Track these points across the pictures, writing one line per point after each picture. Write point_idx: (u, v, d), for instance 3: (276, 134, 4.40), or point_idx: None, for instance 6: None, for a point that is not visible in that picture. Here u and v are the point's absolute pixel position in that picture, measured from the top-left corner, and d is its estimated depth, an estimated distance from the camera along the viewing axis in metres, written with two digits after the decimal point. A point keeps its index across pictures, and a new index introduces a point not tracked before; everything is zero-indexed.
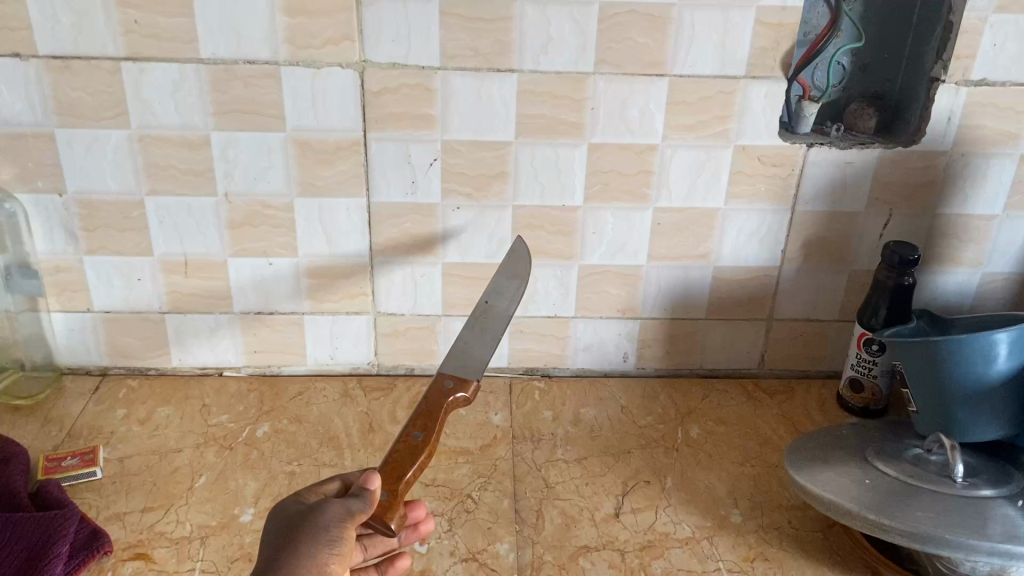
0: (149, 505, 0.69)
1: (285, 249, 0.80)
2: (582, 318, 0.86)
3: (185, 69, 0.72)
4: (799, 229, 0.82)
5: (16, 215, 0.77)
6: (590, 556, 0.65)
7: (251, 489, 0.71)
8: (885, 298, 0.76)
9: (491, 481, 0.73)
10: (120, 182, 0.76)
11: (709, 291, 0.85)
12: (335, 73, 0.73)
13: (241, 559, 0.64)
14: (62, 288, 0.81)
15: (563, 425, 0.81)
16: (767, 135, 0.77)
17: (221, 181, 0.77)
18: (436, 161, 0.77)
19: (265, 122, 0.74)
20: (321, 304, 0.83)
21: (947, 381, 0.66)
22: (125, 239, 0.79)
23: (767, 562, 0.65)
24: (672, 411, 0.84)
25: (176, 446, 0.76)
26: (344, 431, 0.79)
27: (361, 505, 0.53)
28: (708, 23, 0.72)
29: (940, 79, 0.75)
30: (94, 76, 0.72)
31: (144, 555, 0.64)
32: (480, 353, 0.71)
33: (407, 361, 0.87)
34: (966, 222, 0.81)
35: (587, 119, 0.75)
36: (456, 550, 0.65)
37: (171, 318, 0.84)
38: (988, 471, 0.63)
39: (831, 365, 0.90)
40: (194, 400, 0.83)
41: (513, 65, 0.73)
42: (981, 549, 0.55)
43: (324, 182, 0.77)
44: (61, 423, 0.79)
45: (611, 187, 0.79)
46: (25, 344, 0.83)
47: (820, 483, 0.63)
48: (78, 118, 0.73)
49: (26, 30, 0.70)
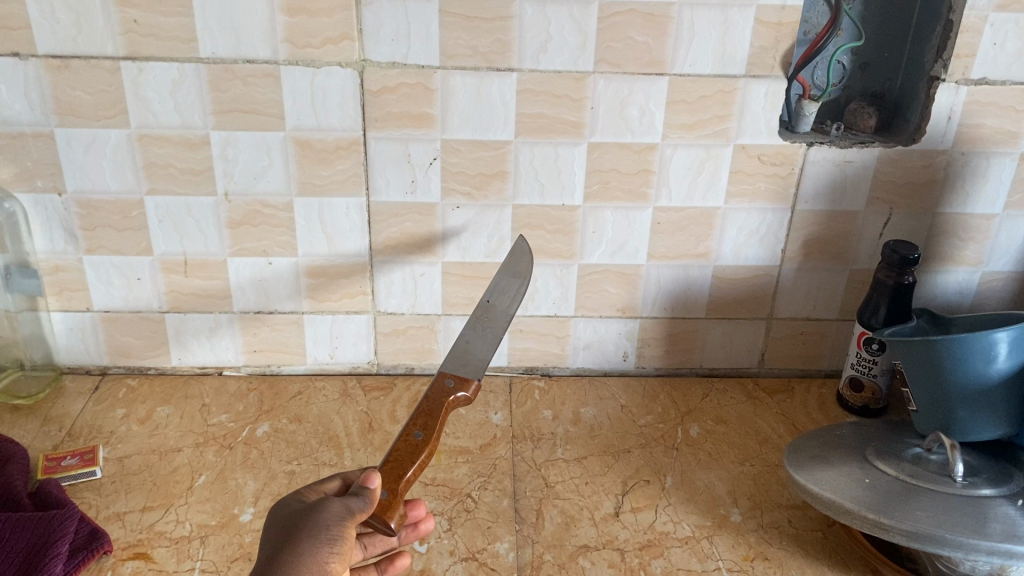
0: (149, 505, 0.69)
1: (285, 248, 0.80)
2: (582, 317, 0.86)
3: (184, 69, 0.72)
4: (799, 228, 0.82)
5: (15, 215, 0.77)
6: (590, 556, 0.65)
7: (250, 489, 0.71)
8: (885, 297, 0.76)
9: (490, 480, 0.73)
10: (120, 181, 0.76)
11: (709, 290, 0.85)
12: (335, 72, 0.72)
13: (241, 558, 0.64)
14: (62, 288, 0.81)
15: (562, 424, 0.81)
16: (767, 134, 0.77)
17: (220, 180, 0.77)
18: (436, 161, 0.77)
19: (264, 121, 0.74)
20: (321, 304, 0.83)
21: (946, 381, 0.66)
22: (124, 238, 0.79)
23: (767, 561, 0.65)
24: (672, 411, 0.84)
25: (176, 446, 0.76)
26: (344, 430, 0.79)
27: (361, 504, 0.53)
28: (708, 22, 0.72)
29: (940, 78, 0.75)
30: (93, 76, 0.72)
31: (144, 554, 0.64)
32: (481, 353, 0.71)
33: (407, 360, 0.87)
34: (966, 222, 0.81)
35: (587, 118, 0.75)
36: (455, 549, 0.65)
37: (171, 317, 0.83)
38: (988, 471, 0.63)
39: (831, 364, 0.90)
40: (193, 399, 0.83)
41: (512, 65, 0.73)
42: (980, 548, 0.55)
43: (324, 181, 0.77)
44: (61, 422, 0.79)
45: (610, 186, 0.79)
46: (25, 344, 0.83)
47: (819, 482, 0.63)
48: (78, 118, 0.73)
49: (25, 29, 0.70)
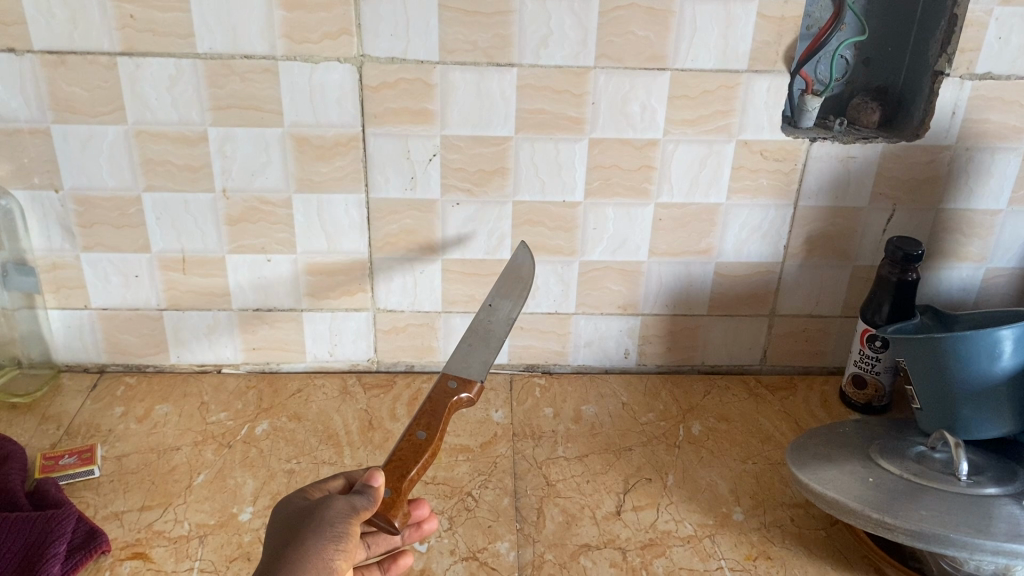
0: (148, 503, 0.69)
1: (284, 246, 0.80)
2: (583, 314, 0.85)
3: (182, 63, 0.71)
4: (802, 224, 0.81)
5: (11, 212, 0.76)
6: (591, 555, 0.65)
7: (250, 488, 0.71)
8: (890, 293, 0.76)
9: (491, 479, 0.73)
10: (117, 178, 0.76)
11: (711, 287, 0.84)
12: (334, 68, 0.72)
13: (240, 558, 0.63)
14: (60, 285, 0.81)
15: (563, 422, 0.81)
16: (770, 129, 0.76)
17: (219, 177, 0.76)
18: (435, 157, 0.76)
19: (262, 117, 0.73)
20: (321, 302, 0.83)
21: (951, 379, 0.65)
22: (122, 235, 0.78)
23: (769, 560, 0.65)
24: (673, 408, 0.83)
25: (175, 444, 0.76)
26: (344, 428, 0.79)
27: (365, 502, 0.52)
28: (710, 17, 0.71)
29: (945, 73, 0.74)
30: (90, 71, 0.71)
31: (142, 554, 0.63)
32: (483, 355, 0.70)
33: (407, 358, 0.87)
34: (970, 217, 0.81)
35: (589, 113, 0.75)
36: (456, 549, 0.65)
37: (169, 315, 0.83)
38: (993, 470, 0.62)
39: (833, 361, 0.89)
40: (192, 397, 0.83)
41: (512, 60, 0.72)
42: (985, 548, 0.54)
43: (322, 177, 0.76)
44: (59, 421, 0.78)
45: (612, 182, 0.78)
46: (23, 342, 0.83)
47: (822, 480, 0.63)
48: (74, 113, 0.73)
49: (20, 24, 0.69)
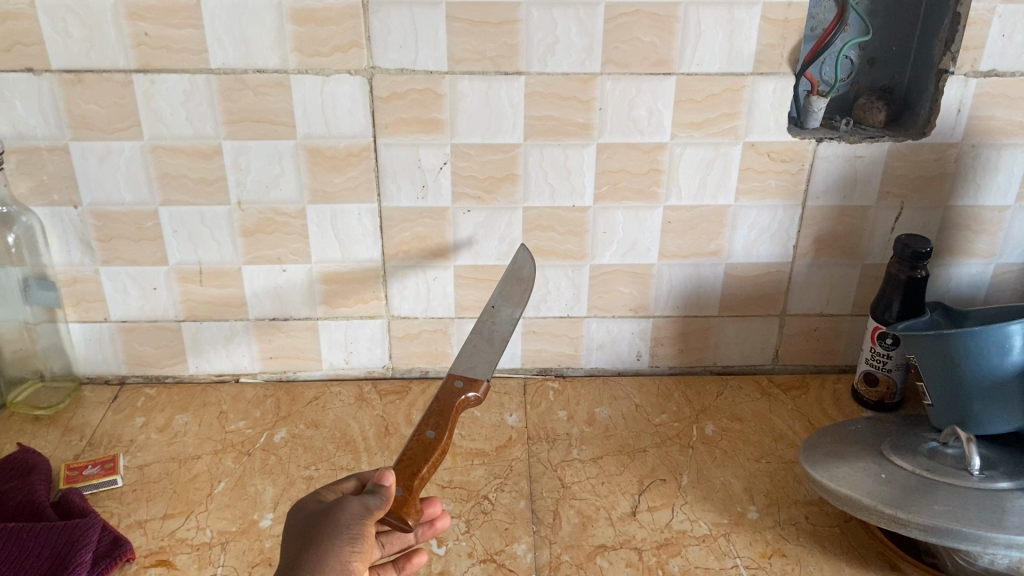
0: (171, 511, 0.70)
1: (298, 255, 0.81)
2: (595, 317, 0.86)
3: (196, 79, 0.72)
4: (811, 224, 0.82)
5: (32, 228, 0.78)
6: (608, 556, 0.65)
7: (270, 494, 0.72)
8: (899, 290, 0.76)
9: (507, 482, 0.74)
10: (135, 193, 0.77)
11: (721, 288, 0.85)
12: (345, 80, 0.73)
13: (263, 564, 0.65)
14: (80, 299, 0.82)
15: (578, 424, 0.82)
16: (777, 131, 0.77)
17: (233, 190, 0.77)
18: (445, 165, 0.77)
19: (276, 130, 0.75)
20: (335, 310, 0.84)
21: (961, 374, 0.66)
22: (139, 248, 0.80)
23: (785, 557, 0.65)
24: (686, 409, 0.84)
25: (195, 453, 0.77)
26: (360, 434, 0.80)
27: (377, 501, 0.53)
28: (714, 21, 0.72)
29: (949, 71, 0.75)
30: (106, 89, 0.73)
31: (166, 561, 0.65)
32: (488, 356, 0.71)
33: (421, 364, 0.88)
34: (979, 214, 0.81)
35: (596, 119, 0.76)
36: (474, 551, 0.66)
37: (187, 326, 0.84)
38: (1006, 464, 0.63)
39: (844, 359, 0.90)
40: (211, 406, 0.84)
41: (520, 68, 0.73)
42: (999, 541, 0.55)
43: (335, 188, 0.78)
44: (81, 432, 0.80)
45: (620, 186, 0.79)
46: (45, 355, 0.84)
47: (835, 477, 0.63)
48: (91, 130, 0.74)
49: (39, 44, 0.71)
